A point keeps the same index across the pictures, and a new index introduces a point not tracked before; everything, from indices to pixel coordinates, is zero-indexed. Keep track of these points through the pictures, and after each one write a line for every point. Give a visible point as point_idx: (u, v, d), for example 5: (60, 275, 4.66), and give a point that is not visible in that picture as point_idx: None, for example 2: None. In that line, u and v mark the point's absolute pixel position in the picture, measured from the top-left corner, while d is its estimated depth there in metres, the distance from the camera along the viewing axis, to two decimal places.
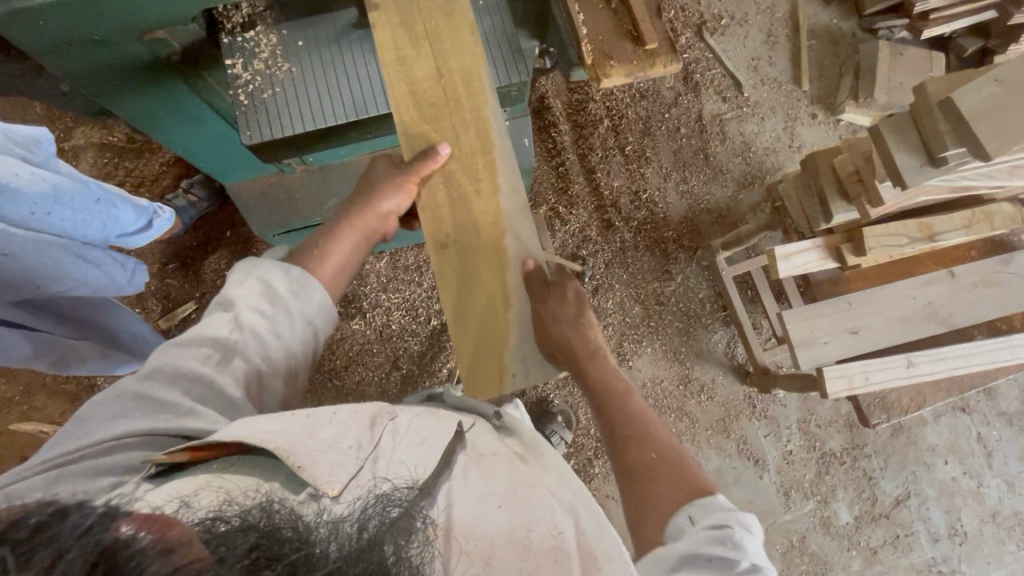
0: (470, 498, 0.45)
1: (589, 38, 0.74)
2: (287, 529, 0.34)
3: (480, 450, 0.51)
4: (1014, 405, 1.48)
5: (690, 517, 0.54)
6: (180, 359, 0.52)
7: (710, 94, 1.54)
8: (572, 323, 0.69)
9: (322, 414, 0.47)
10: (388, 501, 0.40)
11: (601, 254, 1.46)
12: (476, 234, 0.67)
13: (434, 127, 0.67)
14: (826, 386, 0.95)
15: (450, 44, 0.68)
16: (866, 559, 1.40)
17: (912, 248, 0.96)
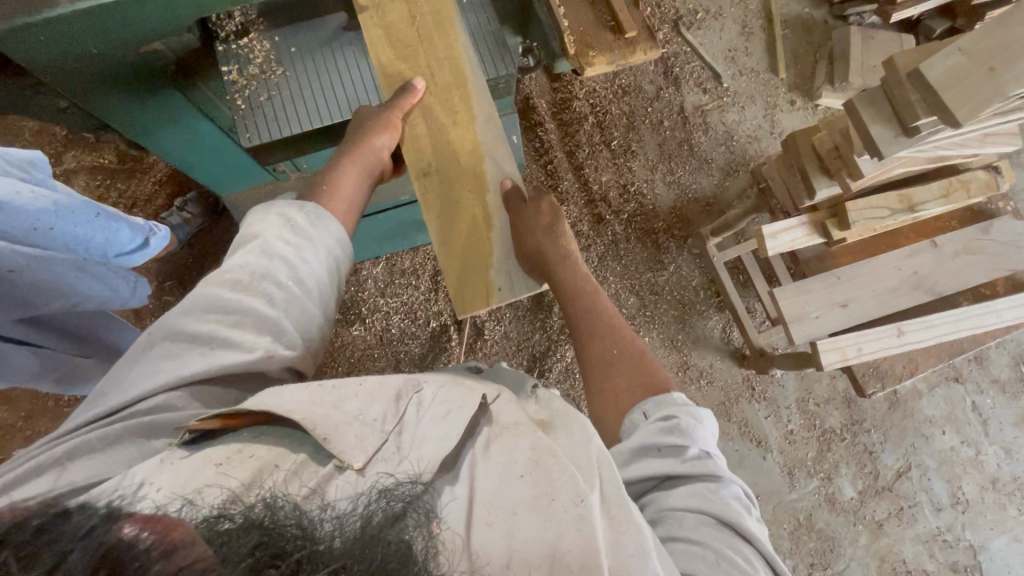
0: (492, 471, 0.47)
1: (571, 30, 0.76)
2: (292, 526, 0.35)
3: (504, 422, 0.51)
4: (1006, 372, 1.51)
5: (644, 413, 0.59)
6: (209, 293, 0.52)
7: (690, 86, 1.57)
8: (545, 231, 0.71)
9: (347, 385, 0.50)
10: (392, 495, 0.41)
11: (594, 248, 1.48)
12: (457, 160, 0.70)
13: (409, 65, 0.70)
14: (822, 359, 0.97)
15: (438, 38, 0.71)
16: (873, 533, 1.42)
17: (895, 219, 0.99)
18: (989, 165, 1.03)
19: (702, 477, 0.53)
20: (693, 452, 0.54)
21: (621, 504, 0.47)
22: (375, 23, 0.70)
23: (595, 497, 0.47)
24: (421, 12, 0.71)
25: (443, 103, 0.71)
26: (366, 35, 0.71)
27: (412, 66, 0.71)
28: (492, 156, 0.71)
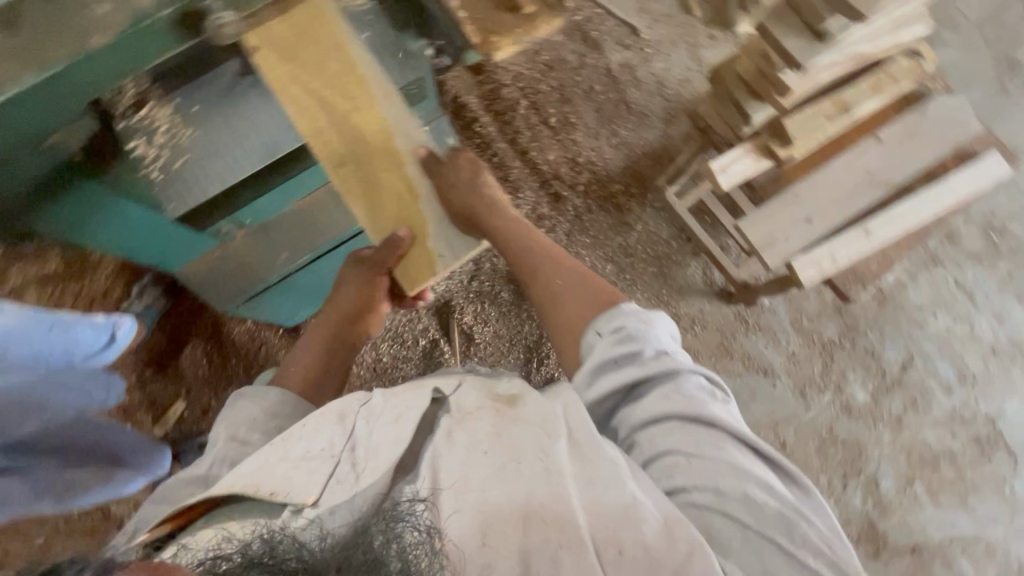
0: (458, 454, 0.58)
1: (470, 20, 0.74)
2: (291, 560, 0.47)
3: (467, 408, 0.63)
4: (981, 243, 1.53)
5: (599, 330, 0.71)
6: (177, 495, 0.64)
7: (612, 46, 1.57)
8: (470, 186, 0.82)
9: (296, 431, 0.62)
10: (393, 517, 0.52)
11: (558, 228, 1.51)
12: (368, 146, 0.69)
13: (302, 71, 0.62)
14: (799, 278, 1.00)
15: (325, 29, 0.61)
16: (895, 429, 1.45)
17: (833, 124, 0.99)
18: (909, 50, 1.04)
19: (666, 377, 0.64)
20: (653, 356, 0.65)
21: (588, 441, 0.58)
22: (261, 40, 0.58)
23: (564, 448, 0.58)
24: (302, 14, 0.59)
25: (340, 92, 0.65)
26: (253, 53, 0.58)
27: (304, 67, 0.62)
28: (401, 130, 0.70)
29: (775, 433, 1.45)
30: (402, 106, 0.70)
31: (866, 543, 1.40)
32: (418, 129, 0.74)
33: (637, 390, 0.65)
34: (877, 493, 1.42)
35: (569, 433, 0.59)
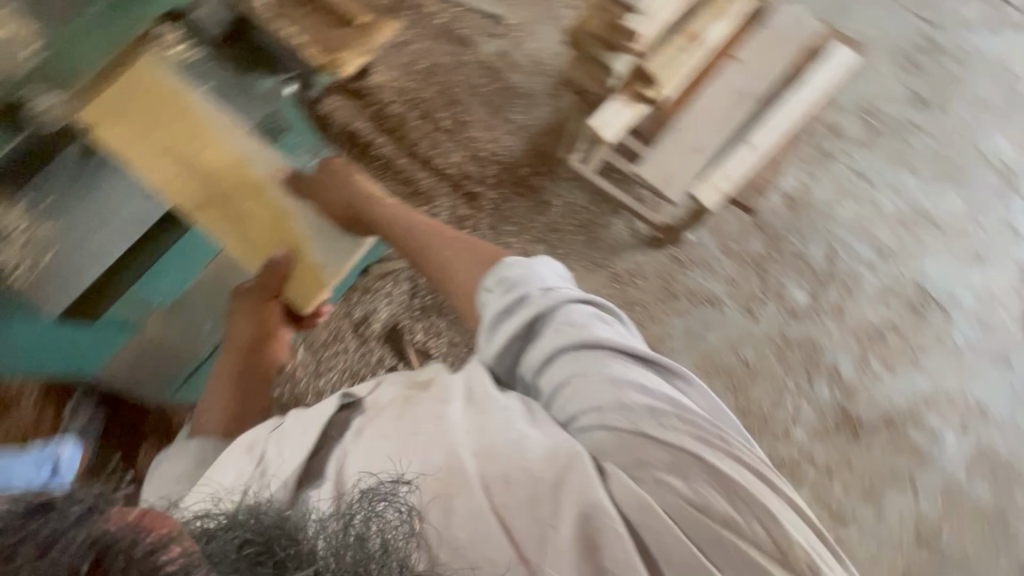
0: (368, 448, 0.66)
1: None
2: (275, 528, 0.49)
3: (379, 405, 0.72)
4: (862, 130, 1.65)
5: (490, 283, 0.82)
6: None
7: (481, 37, 1.61)
8: (343, 186, 1.14)
9: (214, 471, 0.68)
10: (377, 497, 0.55)
11: (480, 224, 1.53)
12: (224, 183, 1.02)
13: (154, 140, 0.94)
14: (705, 203, 1.04)
15: (175, 114, 0.94)
16: (838, 317, 1.54)
17: (692, 56, 1.04)
18: None
19: (552, 316, 0.75)
20: (541, 298, 0.76)
21: (484, 400, 0.70)
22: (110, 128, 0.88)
23: (460, 407, 0.69)
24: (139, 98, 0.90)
25: (182, 144, 0.96)
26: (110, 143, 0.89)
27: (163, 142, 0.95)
28: (247, 167, 1.03)
29: (736, 354, 1.51)
30: (248, 151, 1.02)
31: (845, 428, 1.48)
32: (257, 159, 1.04)
33: (531, 334, 0.75)
34: (841, 380, 1.50)
35: (470, 395, 0.71)
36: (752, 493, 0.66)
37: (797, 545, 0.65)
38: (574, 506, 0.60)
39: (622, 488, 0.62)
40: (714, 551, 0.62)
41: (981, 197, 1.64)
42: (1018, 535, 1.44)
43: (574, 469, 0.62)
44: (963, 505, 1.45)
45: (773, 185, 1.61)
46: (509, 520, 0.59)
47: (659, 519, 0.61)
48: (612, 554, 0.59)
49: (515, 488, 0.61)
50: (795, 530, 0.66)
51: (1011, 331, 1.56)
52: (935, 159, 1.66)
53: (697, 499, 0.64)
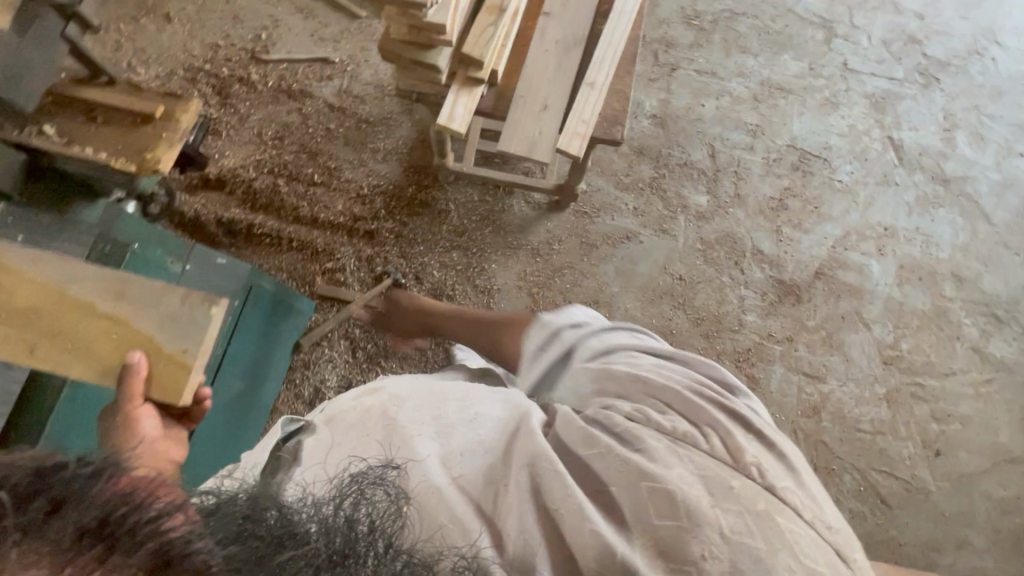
0: (319, 454, 0.60)
1: (125, 156, 0.91)
2: (271, 510, 0.39)
3: (332, 416, 0.67)
4: (690, 34, 1.78)
5: (531, 339, 0.82)
6: None
7: (317, 85, 1.66)
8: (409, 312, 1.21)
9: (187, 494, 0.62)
10: (368, 482, 0.47)
11: (390, 255, 1.52)
12: None
13: None
14: (572, 151, 1.07)
15: None
16: (741, 203, 1.64)
17: (504, 25, 1.04)
18: None
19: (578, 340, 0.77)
20: (573, 331, 0.79)
21: (453, 392, 0.67)
22: None
23: (424, 399, 0.65)
24: None
25: None
26: None
27: None
28: None
29: (669, 274, 1.57)
30: None
31: (787, 296, 1.57)
32: None
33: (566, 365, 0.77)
34: (766, 257, 1.60)
35: (436, 391, 0.68)
36: (721, 424, 0.57)
37: (773, 476, 0.53)
38: (520, 460, 0.54)
39: (568, 423, 0.58)
40: (655, 460, 0.53)
41: (813, 51, 1.79)
42: (962, 323, 1.57)
43: (523, 425, 0.59)
44: (910, 319, 1.57)
45: (637, 112, 1.70)
46: (450, 495, 0.52)
47: (604, 439, 0.55)
48: (548, 494, 0.51)
49: (466, 463, 0.56)
50: (775, 469, 0.54)
51: (884, 155, 1.71)
52: (762, 34, 1.79)
53: (650, 419, 0.58)
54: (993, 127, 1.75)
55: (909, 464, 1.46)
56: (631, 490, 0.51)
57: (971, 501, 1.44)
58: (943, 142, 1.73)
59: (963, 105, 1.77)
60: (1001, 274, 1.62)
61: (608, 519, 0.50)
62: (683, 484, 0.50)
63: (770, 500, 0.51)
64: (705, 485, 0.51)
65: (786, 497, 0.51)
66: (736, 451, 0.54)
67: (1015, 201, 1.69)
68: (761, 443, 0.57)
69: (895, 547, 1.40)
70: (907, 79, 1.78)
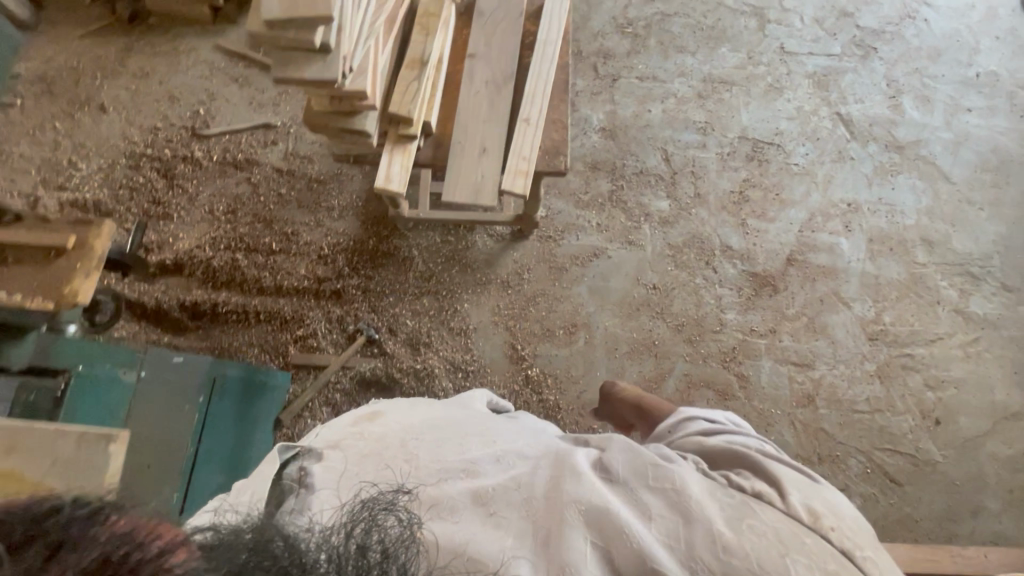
0: (338, 477, 0.62)
1: (44, 293, 0.81)
2: (277, 540, 0.42)
3: (341, 439, 0.69)
4: (626, 42, 1.78)
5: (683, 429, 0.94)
6: None
7: (263, 151, 1.64)
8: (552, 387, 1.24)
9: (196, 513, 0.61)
10: (378, 509, 0.52)
11: (360, 311, 1.50)
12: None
13: None
14: (516, 190, 1.06)
15: None
16: (703, 202, 1.63)
17: (427, 76, 1.03)
18: None
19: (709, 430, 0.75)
20: (707, 422, 0.77)
21: (481, 429, 0.71)
22: None
23: (468, 443, 0.68)
24: None
25: None
26: None
27: None
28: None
29: (643, 284, 1.56)
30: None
31: (764, 288, 1.55)
32: None
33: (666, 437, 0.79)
34: (736, 252, 1.59)
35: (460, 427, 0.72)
36: (797, 486, 0.61)
37: (851, 544, 0.57)
38: (567, 499, 0.59)
39: (639, 462, 0.62)
40: (729, 512, 0.57)
41: (749, 40, 1.80)
42: (939, 287, 1.57)
43: (573, 461, 0.63)
44: (888, 291, 1.56)
45: (586, 128, 1.69)
46: (503, 534, 0.58)
47: (678, 481, 0.59)
48: (605, 533, 0.56)
49: (503, 500, 0.60)
50: (856, 541, 0.57)
51: (836, 131, 1.71)
52: (696, 31, 1.80)
53: (730, 479, 0.62)
54: (937, 87, 1.76)
55: (912, 438, 1.44)
56: (704, 532, 0.56)
57: (979, 465, 1.43)
58: (891, 110, 1.74)
59: (904, 70, 1.78)
60: (970, 232, 1.62)
61: (672, 551, 0.55)
62: (748, 535, 0.55)
63: (844, 563, 0.55)
64: (776, 538, 0.56)
65: (863, 566, 0.56)
66: (814, 514, 0.58)
67: (971, 156, 1.69)
68: (856, 526, 0.59)
69: (911, 524, 1.38)
70: (846, 53, 1.79)
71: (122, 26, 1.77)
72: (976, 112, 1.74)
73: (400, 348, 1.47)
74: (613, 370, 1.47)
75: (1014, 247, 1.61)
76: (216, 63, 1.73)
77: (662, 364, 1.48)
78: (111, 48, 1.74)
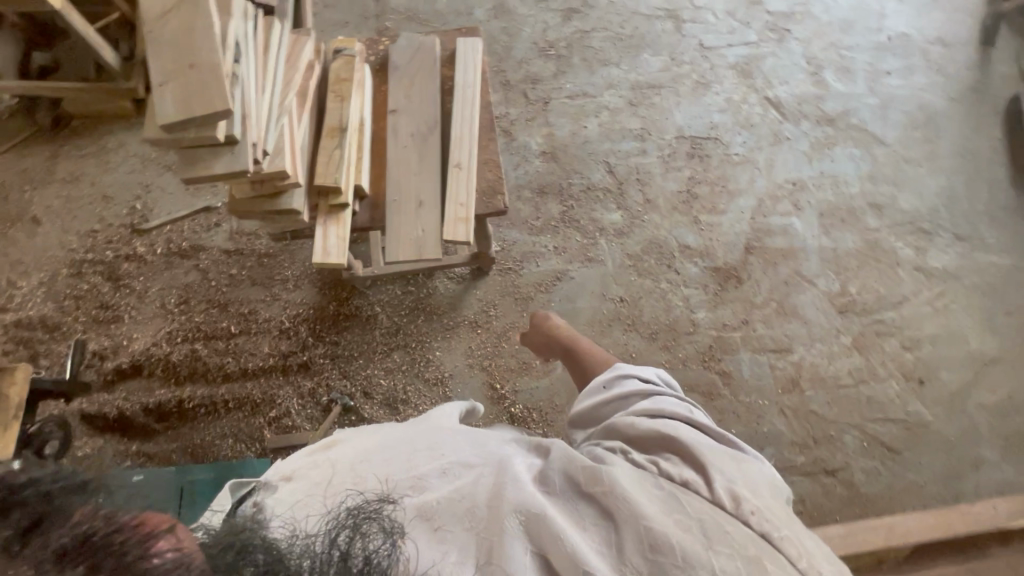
0: (297, 501, 0.59)
1: None
2: (263, 551, 0.45)
3: (292, 471, 0.65)
4: (550, 65, 1.81)
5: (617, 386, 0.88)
6: None
7: (206, 235, 1.61)
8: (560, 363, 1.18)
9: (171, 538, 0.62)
10: (361, 514, 0.53)
11: (331, 380, 1.46)
12: None
13: None
14: (460, 238, 1.05)
15: None
16: (653, 207, 1.64)
17: (349, 142, 1.02)
18: (330, 49, 1.11)
19: (645, 392, 0.75)
20: (641, 381, 0.77)
21: (436, 444, 0.66)
22: None
23: (423, 456, 0.64)
24: None
25: None
26: None
27: None
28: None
29: (611, 299, 1.55)
30: None
31: (728, 281, 1.56)
32: None
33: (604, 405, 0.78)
34: (695, 251, 1.59)
35: (420, 441, 0.67)
36: (726, 471, 0.59)
37: (772, 526, 0.55)
38: (507, 509, 0.56)
39: (572, 465, 0.60)
40: (660, 506, 0.56)
41: (669, 42, 1.84)
42: (896, 249, 1.59)
43: (508, 469, 0.61)
44: (848, 262, 1.58)
45: (526, 154, 1.70)
46: (448, 550, 0.54)
47: (608, 481, 0.57)
48: (543, 543, 0.54)
49: (447, 513, 0.57)
50: (777, 522, 0.55)
51: (767, 116, 1.75)
52: (617, 43, 1.84)
53: (660, 467, 0.61)
54: (854, 57, 1.82)
55: (900, 403, 1.45)
56: (634, 533, 0.53)
57: (969, 417, 1.43)
58: (815, 86, 1.78)
59: (820, 45, 1.83)
60: (913, 189, 1.65)
61: (604, 555, 0.53)
62: (677, 527, 0.53)
63: (765, 548, 0.53)
64: (701, 531, 0.54)
65: (782, 547, 0.54)
66: (736, 498, 0.56)
67: (900, 117, 1.74)
68: (776, 506, 0.58)
69: (917, 491, 1.37)
70: (762, 39, 1.84)
71: (46, 133, 1.73)
72: (896, 74, 1.79)
73: (379, 411, 1.44)
74: None
75: (958, 197, 1.64)
76: (147, 154, 1.71)
77: None
78: (36, 158, 1.70)
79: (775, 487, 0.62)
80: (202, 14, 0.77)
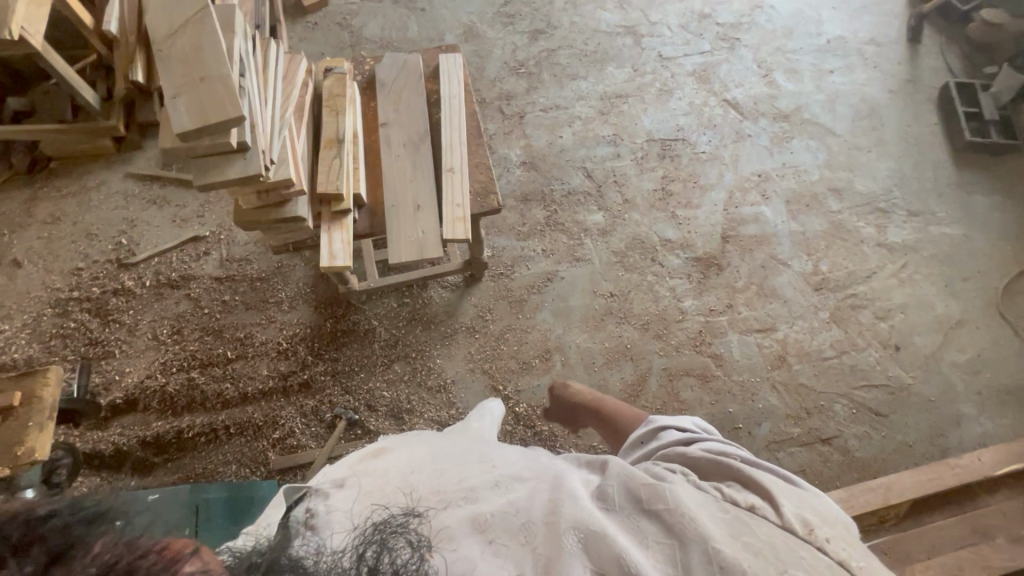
0: (346, 508, 0.60)
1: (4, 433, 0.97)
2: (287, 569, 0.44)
3: (340, 478, 0.66)
4: (522, 82, 1.90)
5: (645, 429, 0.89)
6: None
7: (196, 265, 1.61)
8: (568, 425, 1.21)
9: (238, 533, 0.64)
10: (392, 530, 0.52)
11: (334, 396, 1.46)
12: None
13: None
14: (459, 237, 1.09)
15: None
16: (633, 206, 1.73)
17: (347, 152, 1.07)
18: (321, 69, 1.16)
19: (685, 440, 0.73)
20: (678, 432, 0.75)
21: (485, 457, 0.66)
22: None
23: (471, 466, 0.64)
24: None
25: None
26: None
27: None
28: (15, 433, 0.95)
29: (601, 294, 1.60)
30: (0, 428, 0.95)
31: (710, 269, 1.64)
32: None
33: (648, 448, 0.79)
34: (675, 244, 1.67)
35: (467, 454, 0.68)
36: (794, 498, 0.57)
37: (848, 555, 0.52)
38: (564, 525, 0.55)
39: (634, 483, 0.58)
40: (725, 529, 0.53)
41: (631, 55, 1.96)
42: (858, 228, 1.71)
43: (564, 488, 0.59)
44: (817, 243, 1.68)
45: (507, 165, 1.77)
46: (501, 564, 0.53)
47: (672, 499, 0.55)
48: (603, 562, 0.52)
49: (500, 527, 0.56)
50: (853, 552, 0.53)
51: (728, 116, 1.87)
52: (583, 58, 1.95)
53: (723, 492, 0.58)
54: (799, 59, 1.97)
55: (881, 369, 1.53)
56: (701, 553, 0.51)
57: (945, 377, 1.52)
58: (768, 87, 1.92)
59: (768, 51, 1.99)
60: (867, 173, 1.79)
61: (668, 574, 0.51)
62: (745, 550, 0.51)
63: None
64: (772, 555, 0.51)
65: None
66: (808, 524, 0.54)
67: (847, 110, 1.89)
68: (851, 538, 0.55)
69: (907, 450, 1.45)
70: (715, 47, 1.99)
71: (23, 177, 1.71)
72: (839, 72, 1.95)
73: (384, 422, 1.44)
74: (596, 384, 1.49)
75: (907, 177, 1.78)
76: (130, 190, 1.71)
77: (640, 365, 1.52)
78: (13, 202, 1.68)
79: (850, 527, 0.57)
80: (207, 33, 0.82)
